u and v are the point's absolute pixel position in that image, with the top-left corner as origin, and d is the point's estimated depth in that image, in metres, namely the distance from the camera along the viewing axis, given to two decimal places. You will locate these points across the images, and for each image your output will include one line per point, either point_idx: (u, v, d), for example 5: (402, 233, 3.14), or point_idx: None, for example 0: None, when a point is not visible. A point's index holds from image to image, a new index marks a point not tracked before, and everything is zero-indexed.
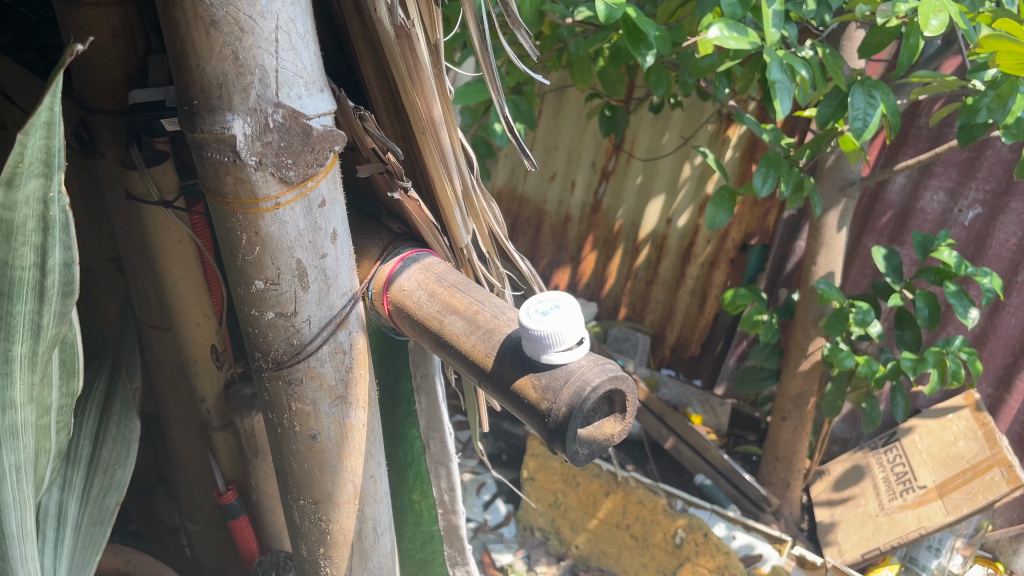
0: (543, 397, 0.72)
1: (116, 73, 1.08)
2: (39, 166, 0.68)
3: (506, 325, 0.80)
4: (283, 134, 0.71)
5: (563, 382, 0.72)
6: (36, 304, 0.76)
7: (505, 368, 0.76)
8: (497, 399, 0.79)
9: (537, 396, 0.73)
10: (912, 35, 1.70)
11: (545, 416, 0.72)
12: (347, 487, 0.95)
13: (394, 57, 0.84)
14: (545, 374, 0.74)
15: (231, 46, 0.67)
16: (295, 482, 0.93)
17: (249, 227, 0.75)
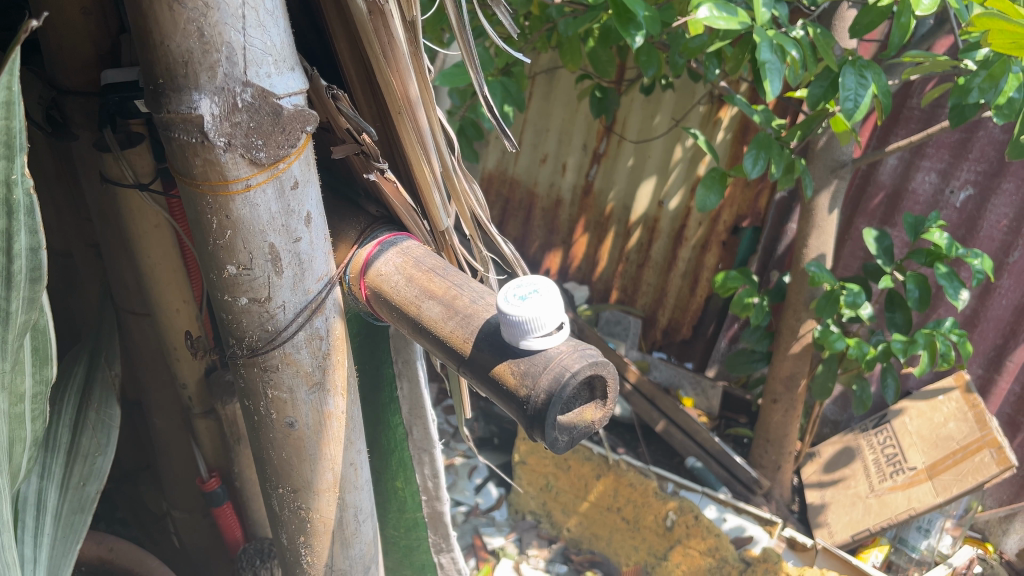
0: (522, 382, 0.71)
1: (88, 52, 1.05)
2: (1, 148, 0.66)
3: (485, 310, 0.78)
4: (252, 114, 0.69)
5: (543, 368, 0.70)
6: (3, 290, 0.74)
7: (484, 355, 0.74)
8: (476, 385, 0.77)
9: (516, 382, 0.71)
10: (904, 14, 1.67)
11: (524, 402, 0.70)
12: (327, 475, 0.93)
13: (368, 34, 0.82)
14: (524, 359, 0.72)
15: (196, 22, 0.64)
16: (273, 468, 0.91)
17: (219, 210, 0.72)
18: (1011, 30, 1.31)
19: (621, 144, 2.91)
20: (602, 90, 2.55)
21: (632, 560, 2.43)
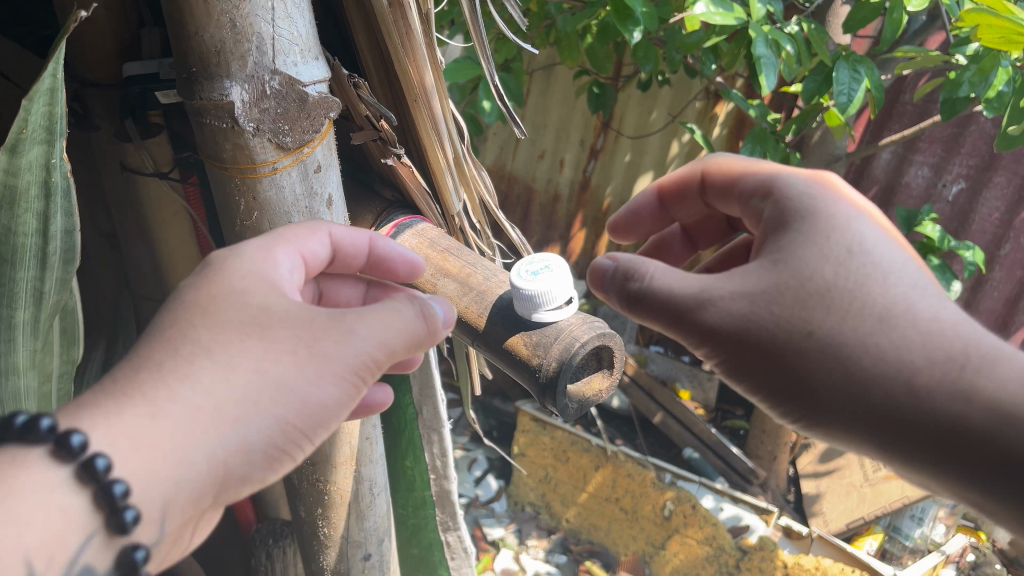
0: (534, 353, 0.81)
1: (109, 46, 1.09)
2: (42, 134, 0.73)
3: (496, 287, 0.89)
4: (280, 100, 0.77)
5: (553, 340, 0.81)
6: (39, 269, 0.81)
7: (498, 328, 0.84)
8: (489, 357, 0.87)
9: (528, 352, 0.81)
10: (896, 10, 1.72)
11: (536, 371, 0.80)
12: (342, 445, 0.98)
13: (387, 25, 0.89)
14: (536, 332, 0.82)
15: (229, 14, 0.71)
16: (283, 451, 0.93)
17: (246, 192, 0.81)
18: (999, 25, 1.36)
19: (619, 140, 2.94)
20: (601, 86, 2.57)
21: (631, 550, 2.47)
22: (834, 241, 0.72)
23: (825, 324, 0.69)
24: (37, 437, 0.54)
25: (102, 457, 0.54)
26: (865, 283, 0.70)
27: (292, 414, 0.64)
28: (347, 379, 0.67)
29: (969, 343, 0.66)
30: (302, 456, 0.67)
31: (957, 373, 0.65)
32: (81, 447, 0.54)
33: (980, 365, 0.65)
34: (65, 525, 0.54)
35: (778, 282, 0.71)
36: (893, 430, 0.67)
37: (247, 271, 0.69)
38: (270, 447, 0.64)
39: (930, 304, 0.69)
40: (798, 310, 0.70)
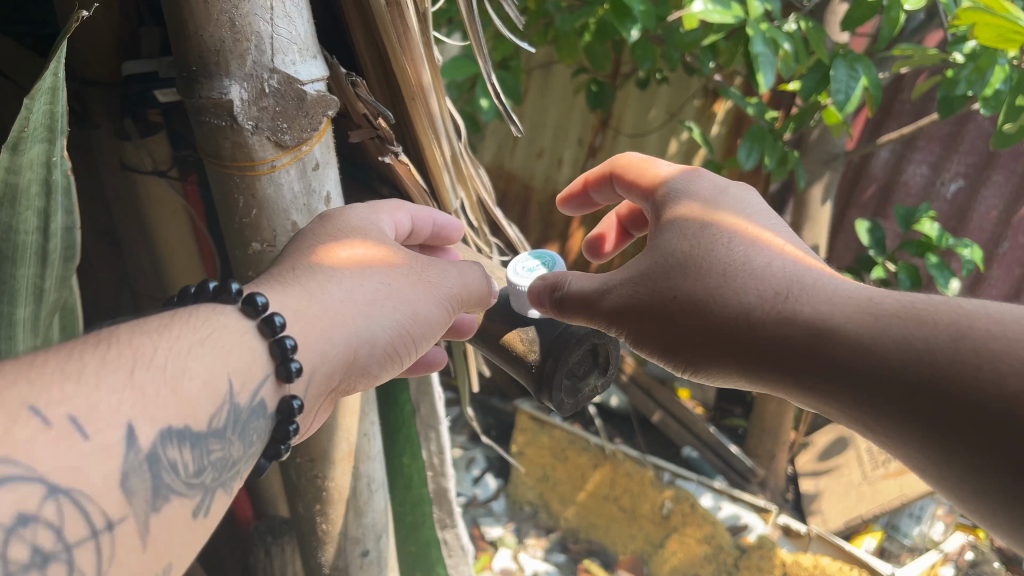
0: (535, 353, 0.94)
1: (109, 43, 1.09)
2: (43, 132, 0.73)
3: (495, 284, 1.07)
4: (278, 99, 0.79)
5: (552, 341, 0.93)
6: (39, 267, 0.82)
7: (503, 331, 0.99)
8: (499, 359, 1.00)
9: (531, 352, 0.94)
10: (894, 8, 1.73)
11: (538, 369, 0.93)
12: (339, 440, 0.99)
13: (384, 24, 0.91)
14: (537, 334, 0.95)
15: (228, 13, 0.74)
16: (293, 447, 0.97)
17: (246, 189, 0.85)
18: (996, 24, 1.37)
19: (617, 138, 2.95)
20: (599, 85, 2.59)
21: (630, 548, 2.48)
22: (691, 223, 0.98)
23: (683, 289, 0.92)
24: (230, 300, 0.79)
25: (280, 316, 0.79)
26: (715, 249, 0.93)
27: (410, 321, 0.90)
28: (444, 302, 0.94)
29: (794, 282, 0.88)
30: (407, 358, 0.93)
31: (783, 304, 0.86)
32: (263, 311, 0.78)
33: (802, 297, 0.86)
34: (254, 362, 0.77)
35: (653, 263, 0.96)
36: (743, 358, 0.88)
37: (360, 222, 0.93)
38: (390, 342, 0.89)
39: (766, 255, 0.92)
40: (665, 282, 0.94)
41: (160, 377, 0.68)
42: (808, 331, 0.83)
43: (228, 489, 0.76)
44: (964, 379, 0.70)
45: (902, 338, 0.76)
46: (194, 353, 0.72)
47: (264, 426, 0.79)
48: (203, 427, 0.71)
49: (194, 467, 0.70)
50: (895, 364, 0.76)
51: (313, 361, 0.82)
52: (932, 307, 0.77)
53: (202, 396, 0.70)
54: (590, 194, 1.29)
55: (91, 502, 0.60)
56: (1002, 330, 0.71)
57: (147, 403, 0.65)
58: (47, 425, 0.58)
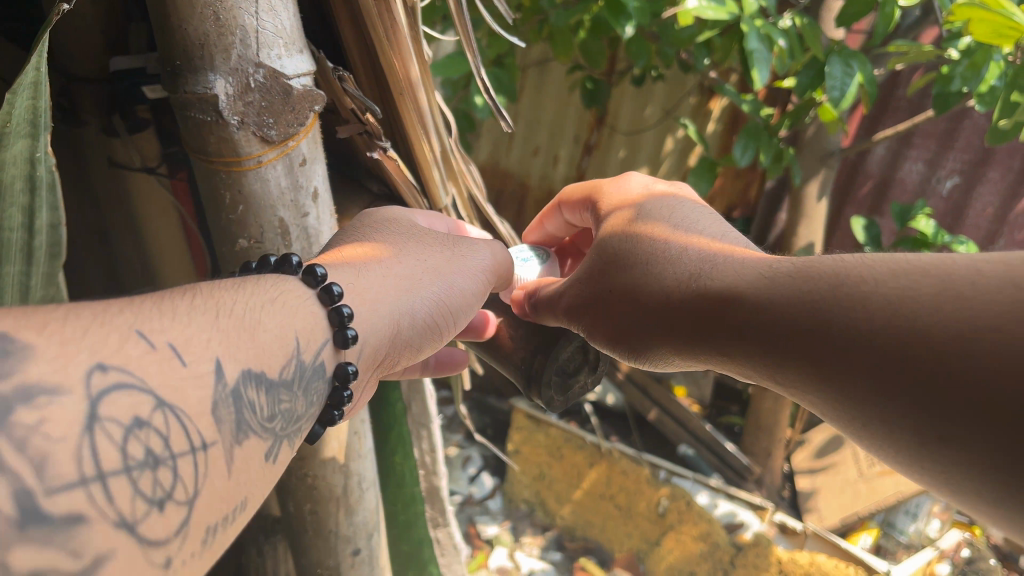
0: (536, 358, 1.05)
1: (97, 38, 1.07)
2: (26, 127, 0.73)
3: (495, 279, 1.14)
4: (264, 94, 0.79)
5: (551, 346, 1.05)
6: (24, 264, 0.81)
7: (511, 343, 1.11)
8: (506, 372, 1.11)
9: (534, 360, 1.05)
10: (889, 4, 1.71)
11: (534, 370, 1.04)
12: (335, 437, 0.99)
13: (372, 19, 0.91)
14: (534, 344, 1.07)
15: (212, 7, 0.74)
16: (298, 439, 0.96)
17: (232, 185, 0.84)
18: (991, 20, 1.36)
19: (612, 136, 2.93)
20: (594, 82, 2.58)
21: (626, 547, 2.47)
22: (619, 219, 1.03)
23: (619, 281, 0.97)
24: (291, 270, 0.78)
25: (337, 286, 0.78)
26: (636, 238, 0.98)
27: (446, 292, 0.93)
28: (482, 278, 1.01)
29: (702, 259, 0.91)
30: (447, 333, 0.95)
31: (692, 280, 0.89)
32: (323, 279, 0.78)
33: (707, 272, 0.89)
34: (316, 325, 0.75)
35: (593, 261, 1.02)
36: (664, 338, 0.92)
37: (390, 218, 1.00)
38: (433, 315, 0.91)
39: (683, 238, 0.96)
40: (606, 275, 0.99)
41: (239, 324, 0.65)
42: (711, 302, 0.86)
43: (292, 448, 0.71)
44: (838, 322, 0.72)
45: (786, 296, 0.78)
46: (266, 309, 0.70)
47: (322, 390, 0.76)
48: (276, 375, 0.67)
49: (268, 412, 0.66)
50: (782, 322, 0.77)
51: (369, 327, 0.83)
52: (819, 262, 0.79)
53: (274, 347, 0.68)
54: (545, 226, 1.34)
55: (190, 422, 0.55)
56: (874, 274, 0.73)
57: (231, 345, 0.62)
58: (152, 346, 0.55)
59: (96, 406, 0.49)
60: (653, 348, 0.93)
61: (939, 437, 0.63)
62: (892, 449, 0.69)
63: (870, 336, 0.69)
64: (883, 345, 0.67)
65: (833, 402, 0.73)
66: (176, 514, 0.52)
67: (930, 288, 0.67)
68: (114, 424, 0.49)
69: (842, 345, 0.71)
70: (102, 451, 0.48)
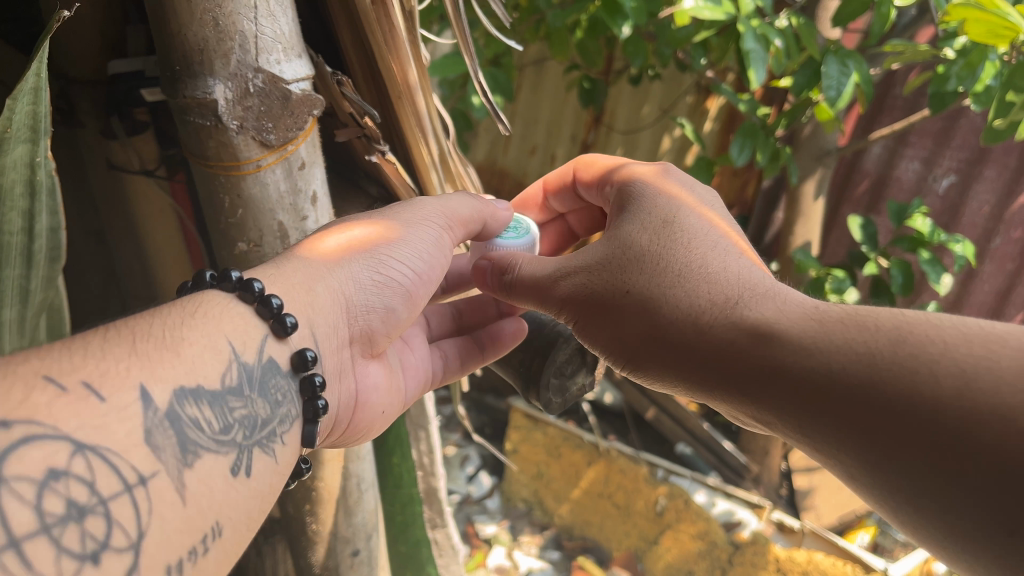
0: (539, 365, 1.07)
1: (95, 41, 1.07)
2: (27, 133, 0.73)
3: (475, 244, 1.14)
4: (263, 98, 0.80)
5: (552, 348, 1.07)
6: (24, 268, 0.82)
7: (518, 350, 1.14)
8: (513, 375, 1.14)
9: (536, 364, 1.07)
10: (884, 4, 1.72)
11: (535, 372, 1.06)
12: (353, 442, 1.03)
13: (371, 23, 0.93)
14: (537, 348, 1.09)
15: (211, 12, 0.74)
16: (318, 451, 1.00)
17: (231, 190, 0.85)
18: (986, 19, 1.37)
19: (610, 135, 2.93)
20: (591, 81, 2.58)
21: (623, 545, 2.47)
22: (654, 222, 1.02)
23: (638, 283, 0.96)
24: (230, 286, 0.80)
25: (275, 297, 0.80)
26: (671, 250, 0.97)
27: (391, 260, 0.95)
28: (436, 232, 1.02)
29: (742, 287, 0.90)
30: (406, 298, 0.98)
31: (729, 306, 0.89)
32: (260, 293, 0.80)
33: (746, 300, 0.88)
34: (249, 326, 0.78)
35: (609, 253, 1.01)
36: (680, 357, 0.91)
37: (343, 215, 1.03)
38: (383, 288, 0.95)
39: (724, 263, 0.95)
40: (623, 274, 0.98)
41: (158, 342, 0.68)
42: (748, 331, 0.85)
43: (266, 448, 0.75)
44: (894, 380, 0.71)
45: (841, 340, 0.77)
46: (186, 323, 0.72)
47: (288, 388, 0.81)
48: (217, 385, 0.70)
49: (219, 424, 0.69)
50: (826, 364, 0.77)
51: (312, 312, 0.86)
52: (879, 316, 0.78)
53: (207, 357, 0.71)
54: (547, 198, 1.38)
55: (120, 459, 0.57)
56: (942, 335, 0.72)
57: (153, 367, 0.65)
58: (62, 389, 0.57)
59: (4, 468, 0.50)
60: (661, 360, 0.93)
61: (997, 528, 0.62)
62: (923, 517, 0.68)
63: (926, 396, 0.68)
64: (936, 409, 0.67)
65: (863, 459, 0.72)
66: (120, 560, 0.54)
67: (1011, 363, 0.66)
68: (22, 483, 0.50)
69: (892, 404, 0.70)
70: (14, 514, 0.49)
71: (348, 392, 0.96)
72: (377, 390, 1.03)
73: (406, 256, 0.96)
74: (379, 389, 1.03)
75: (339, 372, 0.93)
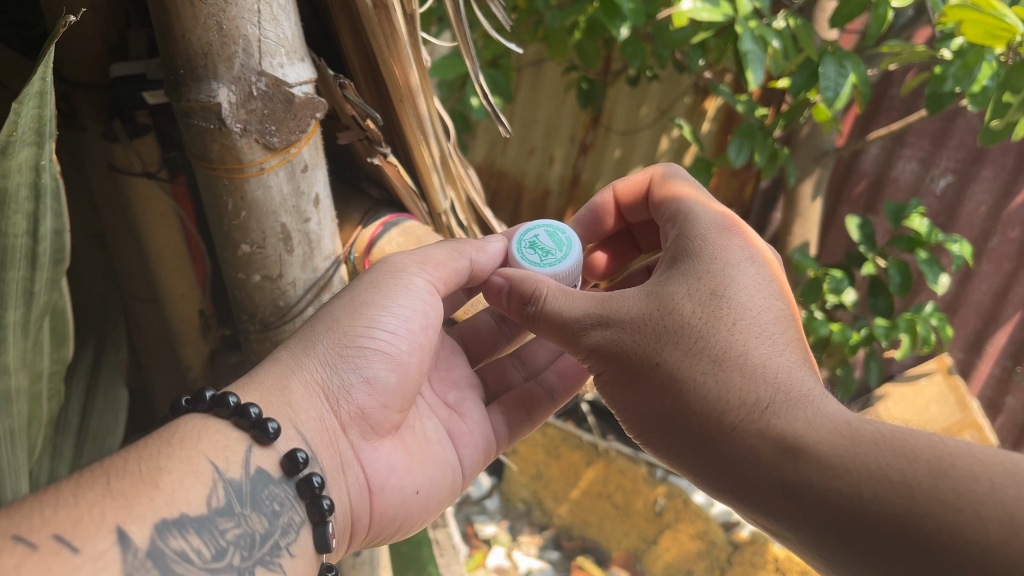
0: None
1: (96, 44, 1.08)
2: (32, 136, 0.73)
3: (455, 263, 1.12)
4: (266, 102, 0.82)
5: None
6: (28, 270, 0.83)
7: None
8: None
9: None
10: (882, 5, 1.73)
11: None
12: (392, 527, 1.10)
13: (373, 26, 0.93)
14: None
15: (215, 16, 0.75)
16: (357, 543, 1.07)
17: (235, 192, 0.86)
18: (983, 21, 1.38)
19: (608, 135, 2.94)
20: (589, 82, 2.59)
21: (623, 545, 2.43)
22: (702, 291, 0.97)
23: (671, 358, 0.93)
24: (205, 406, 0.90)
25: (251, 407, 0.90)
26: (715, 329, 0.92)
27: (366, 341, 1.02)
28: (413, 303, 1.06)
29: (778, 387, 0.86)
30: (390, 374, 1.04)
31: (759, 410, 0.84)
32: (236, 405, 0.90)
33: (781, 404, 0.84)
34: (231, 443, 0.88)
35: (644, 313, 0.97)
36: (701, 446, 0.88)
37: None
38: (362, 370, 1.01)
39: (768, 354, 0.90)
40: (656, 343, 0.95)
41: (138, 478, 0.78)
42: (780, 439, 0.81)
43: (269, 561, 0.83)
44: (923, 525, 0.68)
45: (874, 473, 0.74)
46: (164, 454, 0.82)
47: (285, 495, 0.90)
48: (202, 511, 0.79)
49: (211, 552, 0.78)
50: (861, 491, 0.73)
51: (292, 412, 0.95)
52: (919, 442, 0.75)
53: (187, 485, 0.80)
54: (622, 211, 1.36)
55: None
56: (988, 472, 0.69)
57: (132, 508, 0.74)
58: (32, 547, 0.66)
59: None
60: (682, 442, 0.92)
61: None
62: None
63: (964, 538, 0.66)
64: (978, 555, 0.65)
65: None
66: None
67: None
68: None
69: (926, 544, 0.68)
70: None
71: (359, 481, 1.03)
72: (398, 472, 1.09)
73: (379, 336, 1.03)
74: (399, 471, 1.09)
75: (341, 464, 1.00)
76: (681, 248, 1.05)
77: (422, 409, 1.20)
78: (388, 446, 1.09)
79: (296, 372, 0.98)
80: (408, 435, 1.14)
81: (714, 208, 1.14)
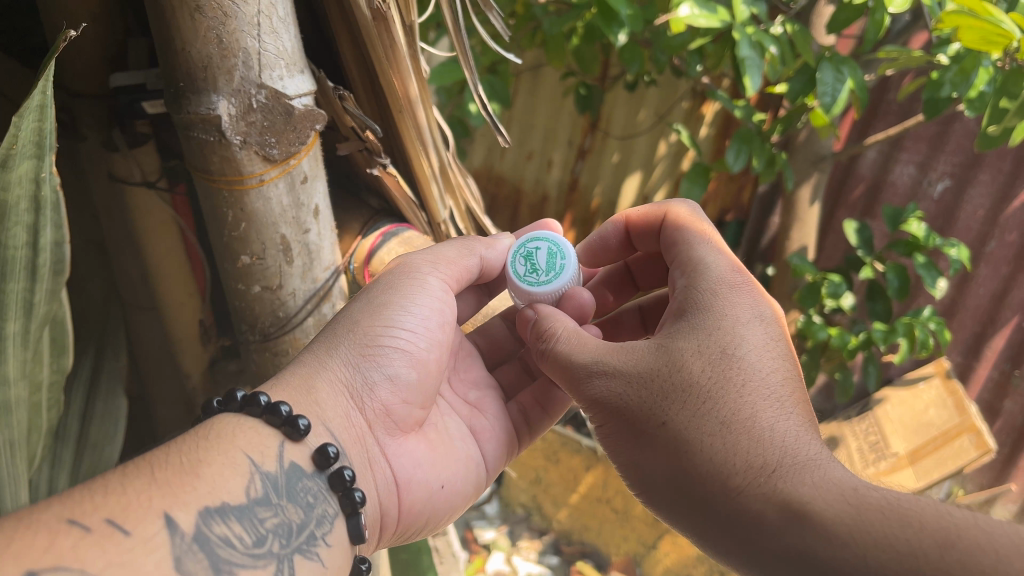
0: None
1: (96, 55, 1.09)
2: (31, 149, 0.73)
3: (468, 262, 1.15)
4: (265, 113, 0.82)
5: None
6: (28, 281, 0.83)
7: None
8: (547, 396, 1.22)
9: None
10: (879, 11, 1.73)
11: None
12: (419, 523, 1.09)
13: (372, 37, 0.94)
14: None
15: (215, 29, 0.76)
16: (386, 538, 1.07)
17: (235, 204, 0.87)
18: (979, 27, 1.38)
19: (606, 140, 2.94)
20: (587, 87, 2.60)
21: (623, 550, 2.48)
22: (710, 348, 0.95)
23: (675, 416, 0.91)
24: (235, 405, 0.91)
25: (282, 403, 0.90)
26: (721, 384, 0.90)
27: (387, 338, 1.03)
28: (430, 299, 1.08)
29: (785, 449, 0.84)
30: (412, 369, 1.05)
31: (765, 473, 0.82)
32: (267, 404, 0.90)
33: (786, 466, 0.82)
34: (265, 438, 0.88)
35: (651, 366, 0.96)
36: (702, 505, 0.86)
37: None
38: (385, 366, 1.02)
39: (775, 412, 0.88)
40: (661, 399, 0.93)
41: (175, 470, 0.78)
42: (785, 504, 0.78)
43: (307, 551, 0.84)
44: None
45: (880, 542, 0.72)
46: (203, 446, 0.83)
47: (318, 488, 0.90)
48: (243, 498, 0.81)
49: (252, 538, 0.79)
50: (866, 561, 0.72)
51: (320, 410, 0.95)
52: (924, 512, 0.73)
53: (226, 476, 0.81)
54: (630, 238, 1.33)
55: None
56: (993, 545, 0.69)
57: (175, 496, 0.75)
58: (87, 530, 0.68)
59: None
60: (684, 502, 0.89)
61: None
62: None
63: None
64: None
65: None
66: None
67: None
68: None
69: None
70: None
71: (385, 475, 1.03)
72: (422, 467, 1.09)
73: (400, 333, 1.04)
74: (423, 466, 1.09)
75: (368, 459, 1.01)
76: (688, 297, 1.03)
77: (444, 408, 1.20)
78: (412, 441, 1.09)
79: (321, 371, 0.98)
80: (430, 432, 1.14)
81: (723, 253, 1.12)
